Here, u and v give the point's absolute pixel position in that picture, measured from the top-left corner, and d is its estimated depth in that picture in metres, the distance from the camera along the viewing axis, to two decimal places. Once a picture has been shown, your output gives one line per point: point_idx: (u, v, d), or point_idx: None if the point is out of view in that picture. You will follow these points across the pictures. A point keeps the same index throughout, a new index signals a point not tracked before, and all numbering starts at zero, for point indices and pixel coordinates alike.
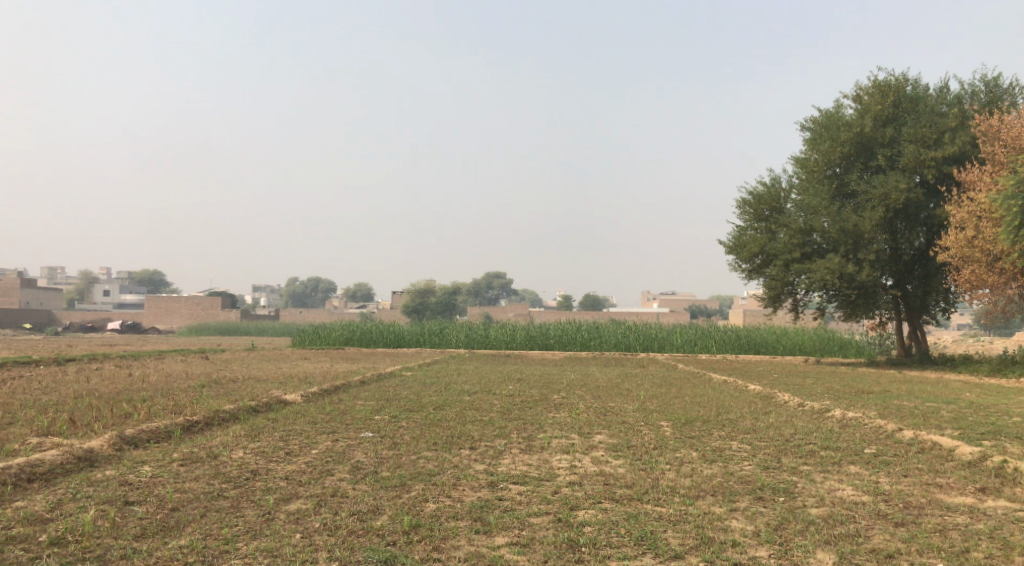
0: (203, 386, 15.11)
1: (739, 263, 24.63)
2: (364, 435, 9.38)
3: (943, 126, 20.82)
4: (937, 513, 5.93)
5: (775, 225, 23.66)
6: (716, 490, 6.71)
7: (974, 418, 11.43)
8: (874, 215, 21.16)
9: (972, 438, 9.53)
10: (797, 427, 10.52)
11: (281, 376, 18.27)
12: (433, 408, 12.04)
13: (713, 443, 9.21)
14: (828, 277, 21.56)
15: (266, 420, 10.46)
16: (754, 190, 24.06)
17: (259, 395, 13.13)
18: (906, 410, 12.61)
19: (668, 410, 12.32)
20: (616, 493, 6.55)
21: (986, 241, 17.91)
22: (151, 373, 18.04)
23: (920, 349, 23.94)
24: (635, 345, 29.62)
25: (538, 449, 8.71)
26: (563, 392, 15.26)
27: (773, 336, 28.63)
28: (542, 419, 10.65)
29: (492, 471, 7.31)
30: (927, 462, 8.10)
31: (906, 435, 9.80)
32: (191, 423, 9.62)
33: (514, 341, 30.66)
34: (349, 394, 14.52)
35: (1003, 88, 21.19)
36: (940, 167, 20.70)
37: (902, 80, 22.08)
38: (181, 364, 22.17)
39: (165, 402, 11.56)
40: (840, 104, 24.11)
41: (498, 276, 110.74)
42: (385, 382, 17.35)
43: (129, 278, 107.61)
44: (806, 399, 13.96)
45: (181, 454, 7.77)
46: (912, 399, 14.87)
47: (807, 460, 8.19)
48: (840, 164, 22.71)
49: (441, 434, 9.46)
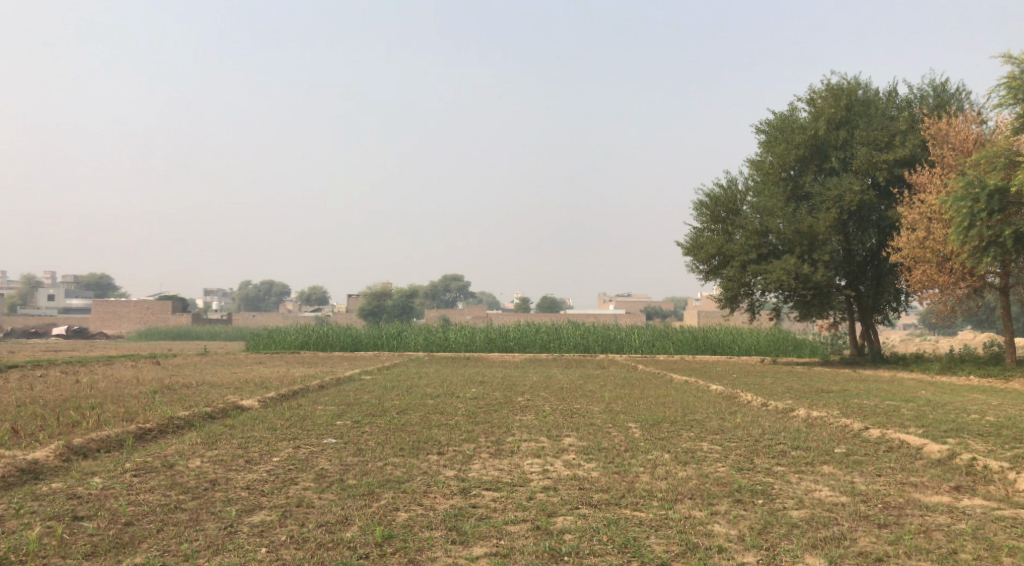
0: (154, 392, 14.54)
1: (696, 264, 24.74)
2: (327, 441, 9.06)
3: (894, 129, 21.16)
4: (918, 513, 5.90)
5: (732, 227, 23.81)
6: (694, 493, 6.56)
7: (935, 416, 11.53)
8: (829, 216, 21.40)
9: (938, 436, 9.59)
10: (765, 427, 10.49)
11: (237, 381, 17.75)
12: (397, 412, 11.76)
13: (683, 445, 9.10)
14: (784, 278, 21.73)
15: (224, 427, 10.07)
16: (711, 191, 24.16)
17: (215, 401, 12.66)
18: (867, 409, 12.71)
19: (634, 411, 12.23)
20: (594, 498, 6.36)
21: (937, 242, 18.19)
22: (98, 380, 17.36)
23: (872, 348, 24.31)
24: (594, 346, 29.60)
25: (508, 453, 8.50)
26: (527, 395, 15.08)
27: (730, 337, 28.84)
28: (510, 422, 10.45)
29: (464, 478, 7.07)
30: (898, 460, 8.09)
31: (873, 433, 9.82)
32: (143, 430, 9.19)
33: (473, 343, 30.43)
34: (308, 398, 14.13)
35: (951, 92, 21.62)
36: (891, 169, 21.04)
37: (854, 84, 22.42)
38: (130, 370, 21.42)
39: (115, 409, 11.06)
40: (794, 107, 24.39)
41: (455, 278, 110.43)
42: (344, 386, 16.98)
43: (75, 282, 104.49)
44: (768, 399, 14.00)
45: (133, 464, 7.36)
46: (871, 398, 15.02)
47: (779, 461, 8.12)
48: (795, 166, 22.94)
49: (407, 439, 9.18)
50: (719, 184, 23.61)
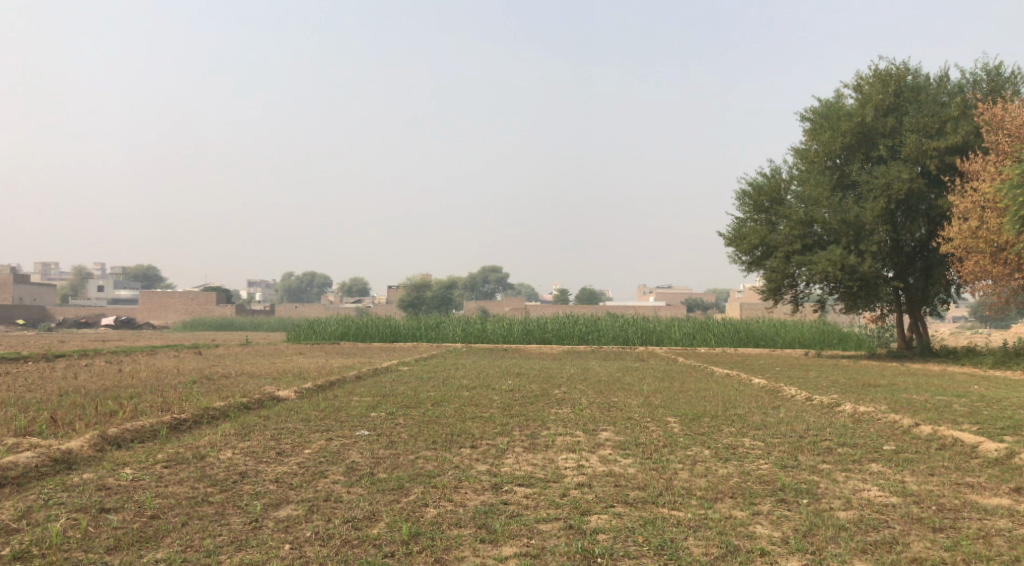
0: (193, 382, 14.66)
1: (738, 255, 24.23)
2: (360, 433, 8.95)
3: (945, 115, 20.42)
4: (976, 517, 5.58)
5: (775, 217, 23.23)
6: (735, 492, 6.29)
7: (990, 412, 11.03)
8: (876, 205, 20.74)
9: (994, 434, 9.14)
10: (809, 422, 10.13)
11: (275, 372, 17.82)
12: (432, 404, 11.61)
13: (724, 441, 8.79)
14: (829, 269, 21.14)
15: (259, 417, 10.04)
16: (754, 181, 23.61)
17: (251, 391, 12.67)
18: (917, 404, 12.24)
19: (673, 405, 11.94)
20: (629, 496, 6.13)
21: (991, 232, 17.47)
22: (140, 370, 17.60)
23: (921, 341, 23.55)
24: (633, 338, 29.24)
25: (542, 447, 8.30)
26: (564, 387, 14.85)
27: (772, 329, 28.24)
28: (545, 416, 10.25)
29: (496, 473, 6.88)
30: (952, 459, 7.70)
31: (924, 430, 9.41)
32: (178, 421, 9.19)
33: (511, 335, 30.28)
34: (344, 390, 14.10)
35: (1006, 76, 20.75)
36: (942, 157, 20.29)
37: (903, 69, 21.65)
38: (172, 360, 21.66)
39: (153, 399, 11.11)
40: (840, 94, 23.68)
41: (494, 270, 110.46)
42: (381, 377, 16.91)
43: (124, 273, 106.92)
44: (813, 393, 13.56)
45: (165, 454, 7.33)
46: (921, 393, 14.48)
47: (825, 458, 7.78)
48: (841, 154, 22.27)
49: (440, 432, 9.04)
50: (762, 173, 23.06)
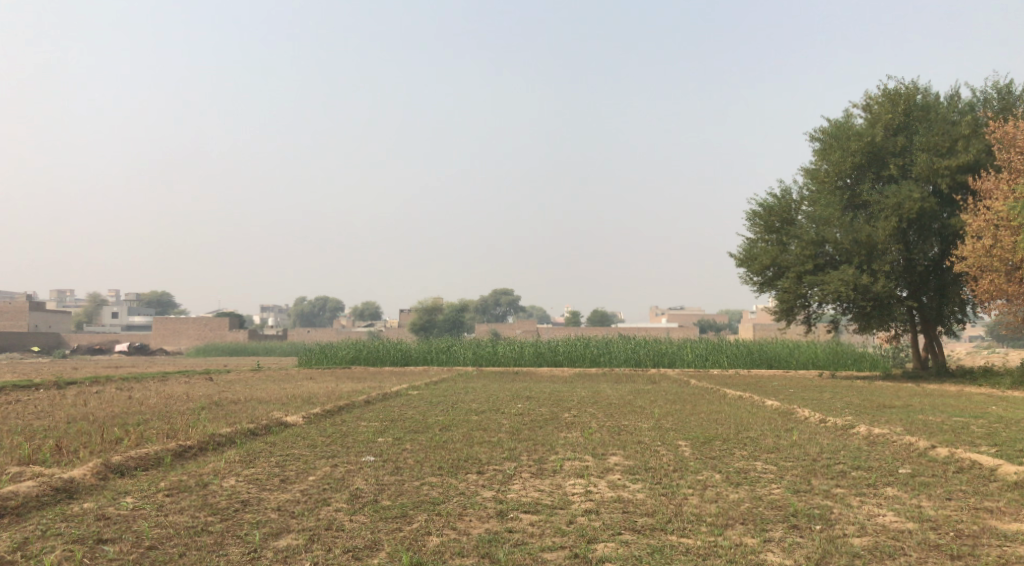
0: (202, 408, 14.63)
1: (750, 276, 24.06)
2: (365, 459, 8.86)
3: (956, 134, 20.30)
4: (994, 544, 5.43)
5: (786, 237, 23.07)
6: (745, 518, 6.14)
7: (1007, 433, 10.82)
8: (888, 224, 20.58)
9: (1012, 456, 8.93)
10: (823, 445, 9.96)
11: (284, 397, 17.75)
12: (440, 429, 11.50)
13: (736, 464, 8.64)
14: (842, 289, 20.92)
15: (265, 444, 9.97)
16: (764, 201, 23.51)
17: (259, 417, 12.60)
18: (933, 426, 12.02)
19: (684, 428, 11.79)
20: (637, 523, 6.00)
21: (1005, 250, 17.26)
22: (150, 396, 17.57)
23: (936, 361, 23.24)
24: (645, 360, 29.03)
25: (550, 473, 8.16)
26: (574, 410, 14.69)
27: (786, 350, 27.97)
28: (554, 440, 10.13)
29: (502, 499, 6.76)
30: (970, 483, 7.52)
31: (940, 452, 9.22)
32: (183, 448, 9.12)
33: (523, 357, 30.14)
34: (352, 414, 14.03)
35: (1017, 94, 20.63)
36: (954, 175, 20.15)
37: (912, 88, 21.57)
38: (183, 386, 21.66)
39: (160, 426, 11.06)
40: (849, 114, 23.59)
41: (506, 293, 110.45)
42: (390, 402, 16.81)
43: (138, 299, 107.66)
44: (826, 415, 13.38)
45: (167, 483, 7.25)
46: (937, 414, 14.24)
47: (839, 482, 7.61)
48: (852, 174, 22.12)
49: (447, 458, 8.92)
50: (772, 194, 22.95)
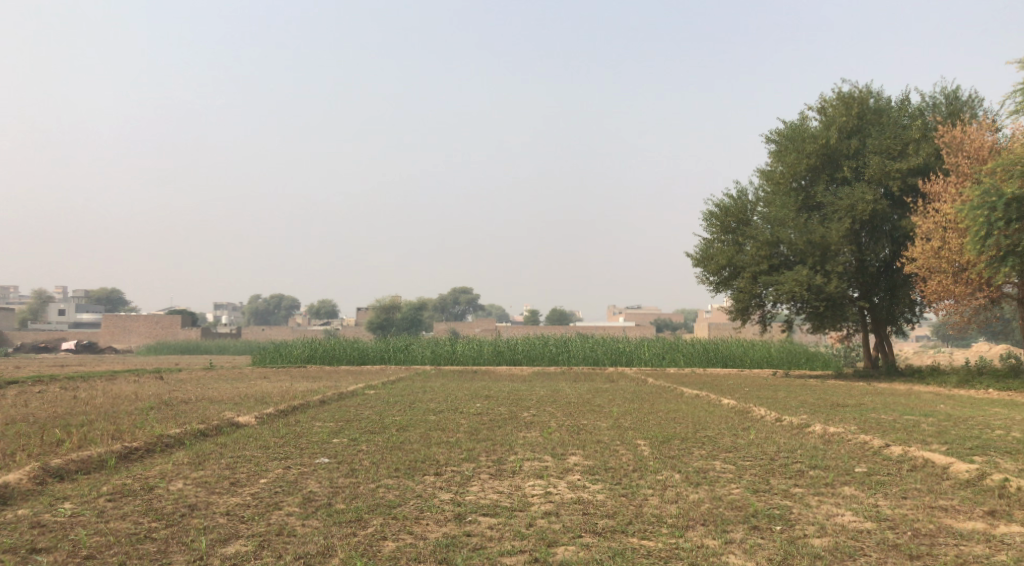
0: (151, 408, 14.18)
1: (706, 276, 24.24)
2: (319, 460, 8.62)
3: (906, 138, 20.71)
4: (951, 542, 5.48)
5: (742, 237, 23.29)
6: (706, 519, 6.09)
7: (958, 432, 11.02)
8: (841, 226, 20.90)
9: (963, 454, 9.06)
10: (780, 444, 10.00)
11: (236, 397, 17.31)
12: (396, 429, 11.30)
13: (694, 464, 8.62)
14: (796, 289, 21.18)
15: (216, 445, 9.66)
16: (720, 202, 23.72)
17: (210, 417, 12.25)
18: (885, 424, 12.18)
19: (643, 427, 11.77)
20: (597, 525, 5.91)
21: (953, 252, 17.63)
22: (96, 395, 17.00)
23: (887, 361, 23.64)
24: (603, 359, 29.11)
25: (509, 474, 8.04)
26: (533, 410, 14.57)
27: (741, 349, 28.27)
28: (513, 440, 10.00)
29: (460, 502, 6.61)
30: (924, 482, 7.59)
31: (894, 451, 9.31)
32: (128, 449, 8.78)
33: (481, 356, 29.99)
34: (306, 414, 13.72)
35: (964, 100, 21.11)
36: (905, 178, 20.56)
37: (865, 92, 21.96)
38: (131, 385, 21.04)
39: (105, 427, 10.67)
40: (803, 116, 23.92)
41: (464, 291, 110.17)
42: (346, 401, 16.52)
43: (86, 296, 104.88)
44: (782, 414, 13.49)
45: (110, 487, 6.93)
46: (889, 412, 14.43)
47: (797, 482, 7.62)
48: (806, 175, 22.44)
49: (404, 459, 8.74)
50: (728, 195, 23.17)
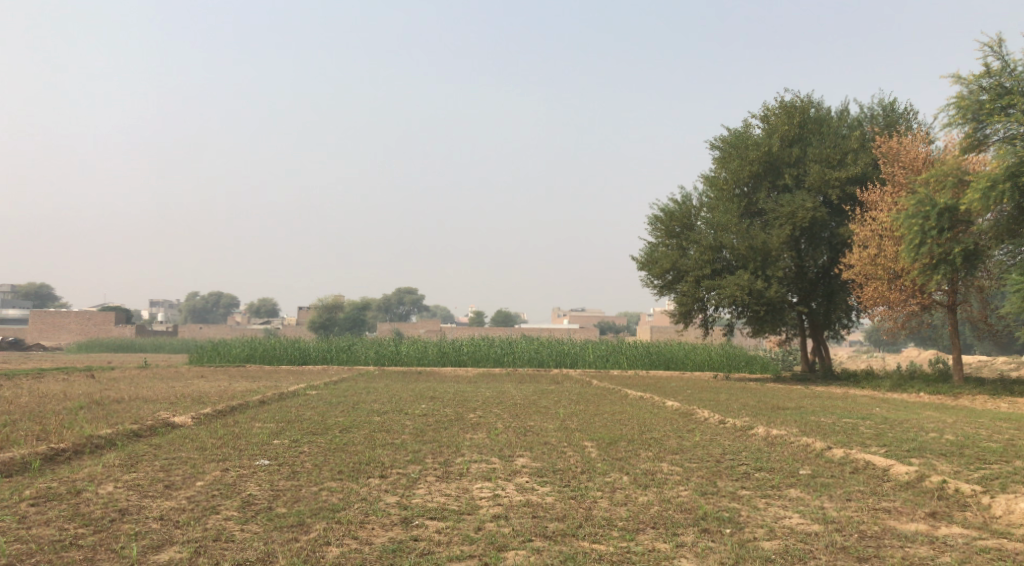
0: (80, 408, 13.54)
1: (650, 279, 24.41)
2: (259, 463, 8.31)
3: (846, 147, 21.21)
4: (897, 545, 5.62)
5: (686, 242, 23.51)
6: (656, 522, 6.05)
7: (894, 434, 11.27)
8: (782, 232, 21.27)
9: (902, 456, 9.25)
10: (725, 446, 10.06)
11: (171, 396, 16.73)
12: (340, 431, 11.04)
13: (642, 466, 8.59)
14: (737, 293, 21.46)
15: (149, 446, 9.25)
16: (665, 206, 23.91)
17: (144, 417, 11.77)
18: (825, 427, 12.38)
19: (589, 429, 11.74)
20: (548, 529, 5.80)
21: (888, 259, 18.04)
22: (21, 394, 16.22)
23: (823, 365, 24.15)
24: (548, 361, 29.12)
25: (456, 476, 7.88)
26: (478, 411, 14.43)
27: (683, 352, 28.60)
28: (459, 442, 9.85)
29: (406, 505, 6.43)
30: (866, 483, 7.71)
31: (836, 453, 9.45)
32: (54, 451, 8.34)
33: (426, 357, 29.71)
34: (245, 415, 13.32)
35: (900, 112, 21.74)
36: (843, 187, 21.04)
37: (806, 102, 22.45)
38: (60, 383, 20.22)
39: (30, 427, 10.13)
40: (747, 124, 24.32)
41: (409, 291, 109.52)
42: (287, 402, 16.10)
43: (13, 291, 100.85)
44: (725, 416, 13.61)
45: (33, 491, 6.54)
46: (827, 415, 14.75)
47: (744, 484, 7.65)
48: (749, 182, 22.80)
49: (348, 461, 8.50)
50: (673, 200, 23.37)
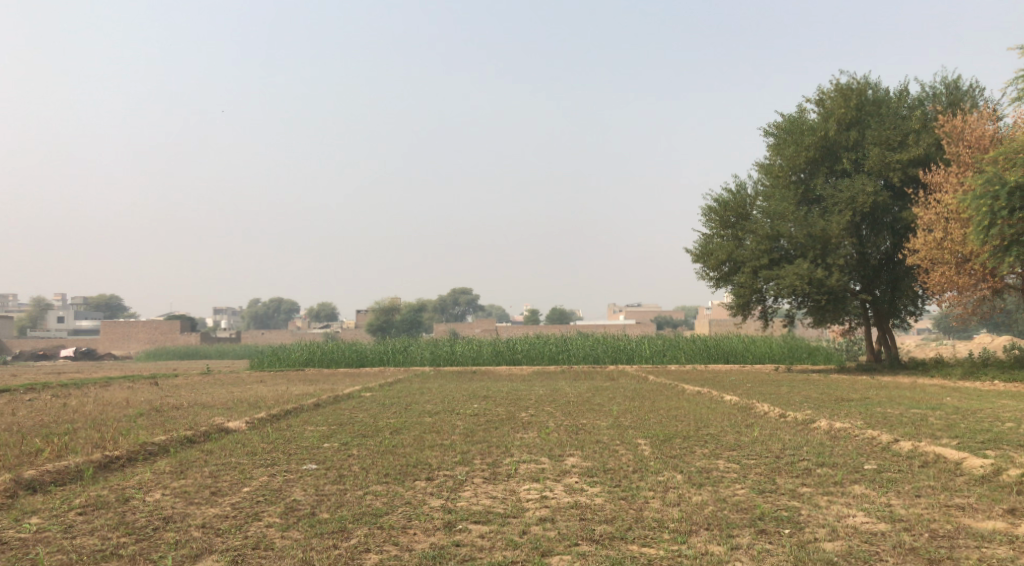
0: (140, 415, 13.79)
1: (706, 271, 23.88)
2: (306, 467, 8.27)
3: (906, 128, 20.34)
4: (972, 545, 5.22)
5: (742, 232, 22.91)
6: (710, 523, 5.76)
7: (967, 425, 10.67)
8: (842, 218, 20.53)
9: (976, 449, 8.71)
10: (785, 441, 9.66)
11: (228, 402, 16.98)
12: (391, 432, 11.00)
13: (697, 464, 8.28)
14: (797, 283, 20.80)
15: (201, 452, 9.31)
16: (719, 196, 23.36)
17: (199, 423, 11.89)
18: (892, 419, 11.84)
19: (643, 426, 11.45)
20: (594, 532, 5.57)
21: (955, 243, 17.21)
22: (87, 403, 16.64)
23: (890, 354, 23.24)
24: (604, 357, 28.75)
25: (503, 478, 7.69)
26: (531, 410, 14.24)
27: (742, 345, 27.94)
28: (509, 442, 9.66)
29: (451, 509, 6.27)
30: (937, 478, 7.27)
31: (904, 446, 8.96)
32: (109, 459, 8.44)
33: (481, 356, 29.67)
34: (299, 418, 13.39)
35: (965, 89, 20.73)
36: (905, 169, 20.21)
37: (864, 83, 21.62)
38: (125, 390, 20.70)
39: (89, 435, 10.31)
40: (801, 108, 23.58)
41: (463, 291, 110.23)
42: (341, 405, 16.15)
43: (85, 303, 104.67)
44: (786, 410, 13.14)
45: (82, 500, 6.58)
46: (894, 406, 14.13)
47: (804, 481, 7.28)
48: (805, 168, 22.11)
49: (395, 463, 8.40)
50: (726, 189, 22.81)
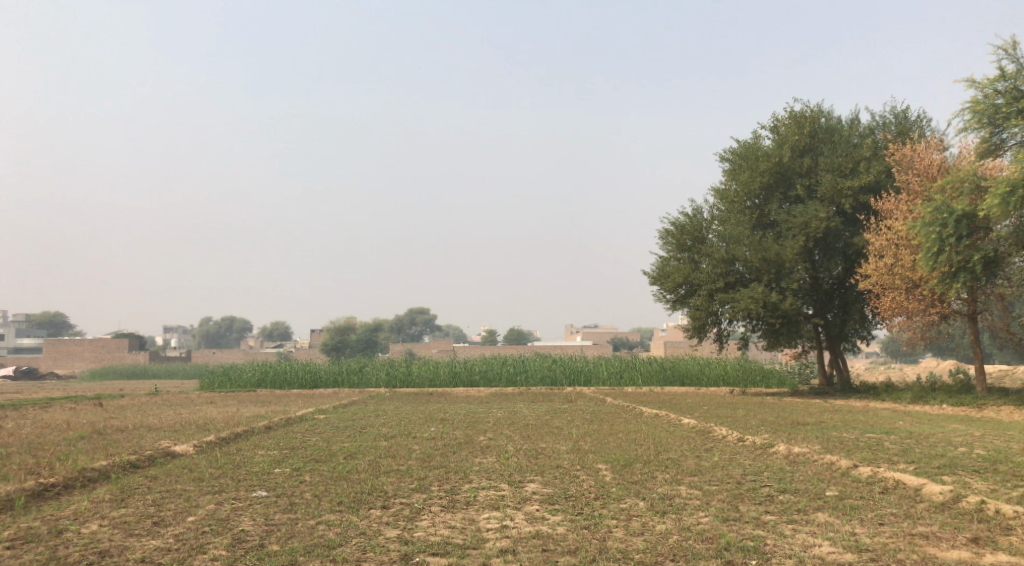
0: (81, 438, 13.16)
1: (663, 294, 23.93)
2: (256, 495, 7.91)
3: (858, 156, 20.76)
4: None
5: (698, 255, 23.03)
6: (675, 554, 5.61)
7: (922, 450, 10.74)
8: (796, 243, 20.78)
9: (933, 474, 8.73)
10: (745, 466, 9.60)
11: (176, 424, 16.36)
12: (344, 457, 10.67)
13: (659, 490, 8.14)
14: (752, 306, 20.96)
15: (144, 479, 8.88)
16: (676, 219, 23.47)
17: (143, 447, 11.39)
18: (849, 443, 11.89)
19: (603, 450, 11.29)
20: None
21: (906, 268, 17.50)
22: (24, 425, 15.89)
23: (841, 378, 23.51)
24: (561, 379, 28.59)
25: (462, 506, 7.45)
26: (489, 433, 13.98)
27: (698, 367, 28.07)
28: (467, 467, 9.43)
29: (408, 540, 6.02)
30: (898, 505, 7.24)
31: (863, 472, 8.95)
32: (43, 486, 7.97)
33: (437, 378, 29.25)
34: (249, 442, 12.94)
35: (913, 120, 21.27)
36: (856, 196, 20.58)
37: (817, 111, 22.04)
38: (65, 412, 19.84)
39: (23, 460, 9.76)
40: (756, 135, 23.91)
41: (420, 312, 109.51)
42: (294, 428, 15.70)
43: (28, 320, 101.22)
44: (744, 433, 13.13)
45: (11, 532, 6.17)
46: (849, 430, 14.24)
47: (767, 508, 7.18)
48: (760, 194, 22.36)
49: (349, 491, 8.09)
50: (683, 213, 22.94)
